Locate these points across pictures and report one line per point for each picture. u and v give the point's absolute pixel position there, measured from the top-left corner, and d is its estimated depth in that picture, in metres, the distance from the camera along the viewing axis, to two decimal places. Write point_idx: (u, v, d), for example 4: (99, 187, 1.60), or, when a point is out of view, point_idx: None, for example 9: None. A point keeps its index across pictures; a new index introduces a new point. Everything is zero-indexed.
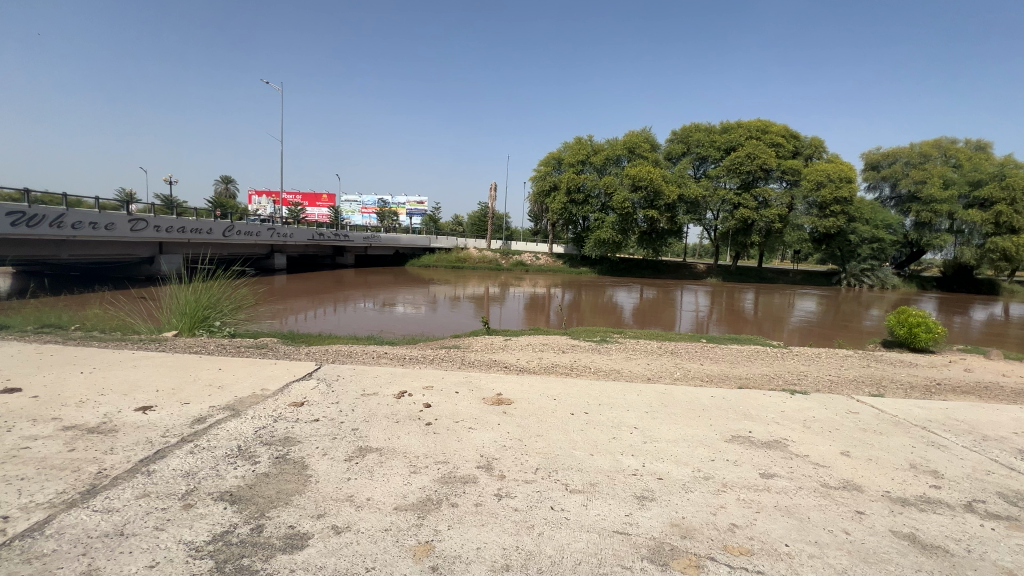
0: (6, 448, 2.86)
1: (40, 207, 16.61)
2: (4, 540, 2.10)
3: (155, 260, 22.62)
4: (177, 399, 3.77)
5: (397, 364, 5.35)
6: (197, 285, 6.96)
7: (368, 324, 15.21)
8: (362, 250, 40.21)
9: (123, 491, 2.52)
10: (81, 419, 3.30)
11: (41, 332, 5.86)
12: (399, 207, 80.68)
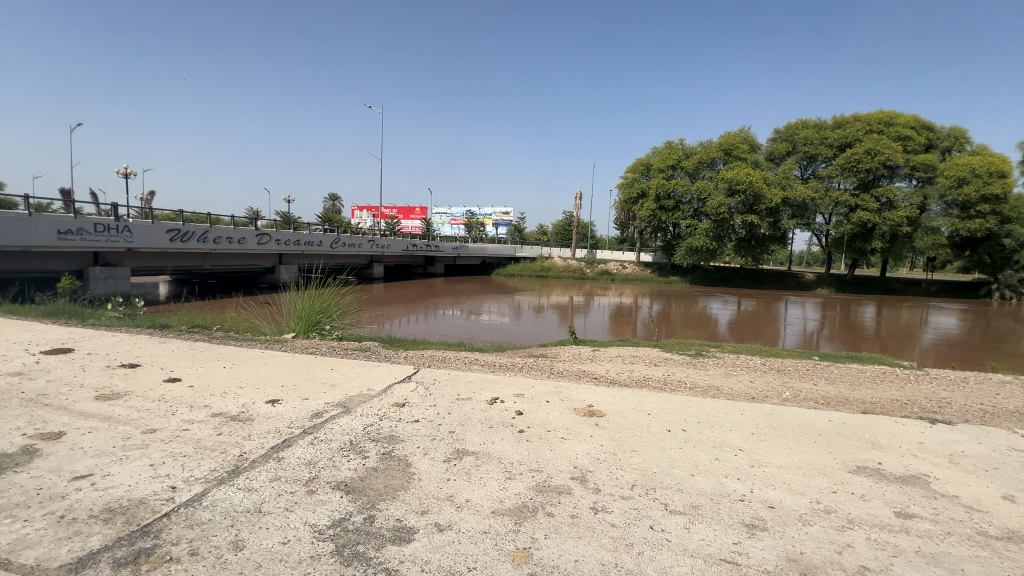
0: (172, 429, 3.39)
1: (191, 225, 19.57)
2: (175, 505, 2.49)
3: (275, 269, 25.55)
4: (298, 394, 4.21)
5: (488, 371, 5.50)
6: (311, 292, 7.73)
7: (456, 331, 15.83)
8: (452, 260, 42.09)
9: (258, 473, 2.86)
10: (226, 408, 3.81)
11: (192, 331, 6.88)
12: (486, 218, 83.33)
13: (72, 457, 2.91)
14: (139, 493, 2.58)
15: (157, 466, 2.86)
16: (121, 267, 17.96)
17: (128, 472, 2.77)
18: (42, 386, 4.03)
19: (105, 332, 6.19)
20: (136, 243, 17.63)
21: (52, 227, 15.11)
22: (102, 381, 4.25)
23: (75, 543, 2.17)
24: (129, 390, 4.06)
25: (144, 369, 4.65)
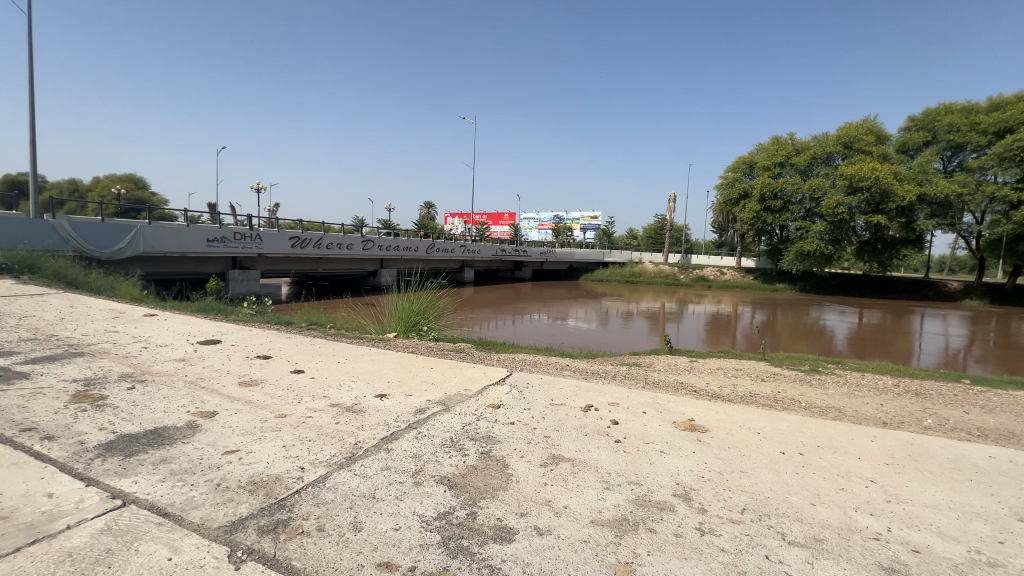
0: (299, 415, 3.80)
1: (308, 233, 21.84)
2: (304, 484, 2.79)
3: (377, 273, 27.62)
4: (403, 390, 4.50)
5: (581, 377, 5.44)
6: (411, 295, 8.23)
7: (544, 335, 15.90)
8: (539, 265, 42.45)
9: (371, 462, 3.10)
10: (342, 399, 4.19)
11: (310, 328, 7.65)
12: (574, 223, 82.87)
13: (223, 433, 3.39)
14: (275, 470, 2.93)
15: (288, 447, 3.22)
16: (253, 270, 20.56)
17: (266, 450, 3.16)
18: (199, 371, 4.74)
19: (244, 327, 7.12)
20: (265, 249, 20.09)
21: (203, 236, 17.75)
22: (243, 369, 4.89)
23: (228, 508, 2.52)
24: (264, 379, 4.63)
25: (275, 360, 5.28)
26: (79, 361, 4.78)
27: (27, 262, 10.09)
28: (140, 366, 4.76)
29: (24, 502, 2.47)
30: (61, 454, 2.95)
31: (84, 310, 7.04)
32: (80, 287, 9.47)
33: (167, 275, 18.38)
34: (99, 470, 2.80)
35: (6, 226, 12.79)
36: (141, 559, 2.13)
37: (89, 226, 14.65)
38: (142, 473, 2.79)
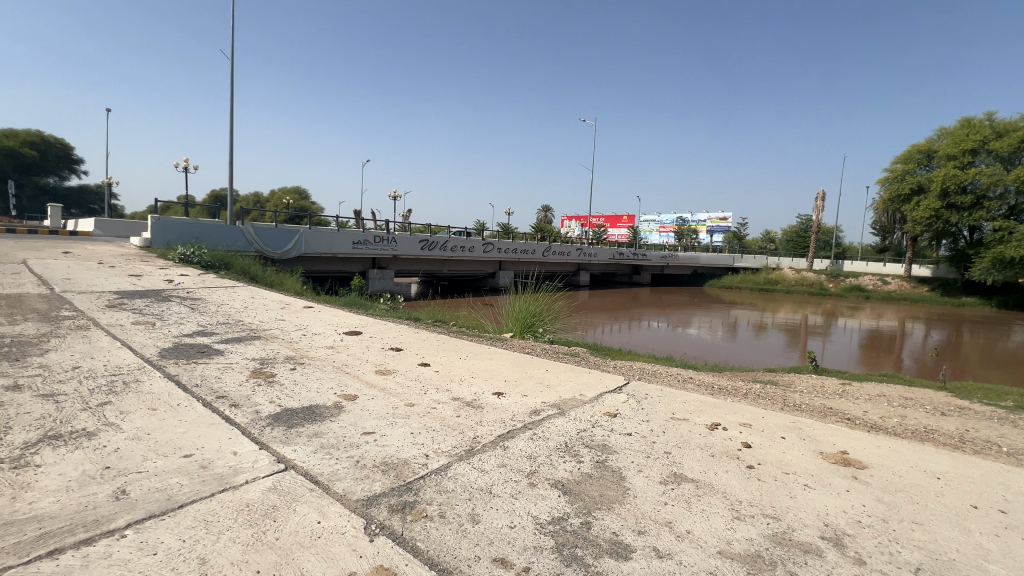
0: (424, 405, 4.09)
1: (435, 236, 23.59)
2: (428, 471, 2.98)
3: (496, 275, 28.78)
4: (519, 390, 4.60)
5: (706, 392, 5.03)
6: (527, 296, 8.39)
7: (662, 344, 15.08)
8: (659, 269, 40.47)
9: (489, 457, 3.21)
10: (462, 394, 4.42)
11: (435, 324, 8.21)
12: (699, 225, 77.45)
13: (362, 415, 3.79)
14: (403, 454, 3.18)
15: (415, 434, 3.48)
16: (388, 269, 22.81)
17: (396, 435, 3.46)
18: (344, 358, 5.37)
19: (380, 320, 7.91)
20: (399, 250, 22.14)
21: (350, 238, 20.18)
22: (379, 359, 5.43)
23: (365, 484, 2.80)
24: (396, 369, 5.08)
25: (405, 353, 5.77)
26: (256, 343, 5.74)
27: (223, 260, 12.42)
28: (300, 351, 5.55)
29: (216, 456, 3.02)
30: (242, 419, 3.56)
31: (262, 301, 8.44)
32: (259, 282, 11.40)
33: (321, 273, 21.24)
34: (269, 436, 3.32)
35: (211, 231, 15.93)
36: (297, 517, 2.46)
37: (267, 231, 17.55)
38: (300, 443, 3.24)
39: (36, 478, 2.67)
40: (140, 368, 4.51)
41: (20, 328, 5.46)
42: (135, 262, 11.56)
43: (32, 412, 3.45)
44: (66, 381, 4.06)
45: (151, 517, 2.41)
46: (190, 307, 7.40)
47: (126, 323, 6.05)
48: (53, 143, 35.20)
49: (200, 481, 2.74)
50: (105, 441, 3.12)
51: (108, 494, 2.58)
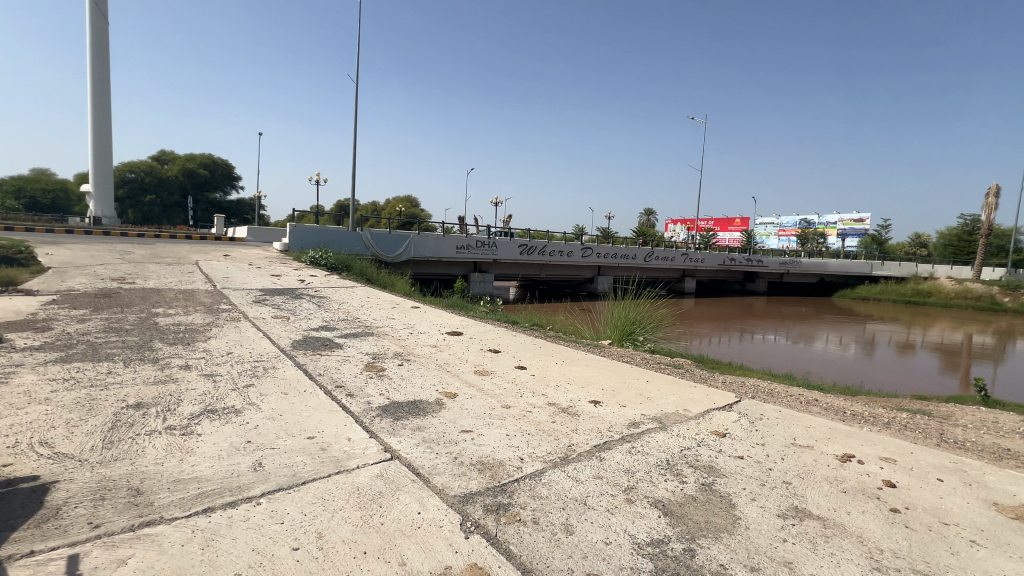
0: (520, 408, 4.11)
1: (535, 241, 23.94)
2: (523, 475, 2.99)
3: (594, 280, 28.34)
4: (617, 400, 4.42)
5: (835, 417, 4.40)
6: (627, 302, 8.10)
7: (780, 359, 13.61)
8: (778, 277, 36.76)
9: (584, 467, 3.12)
10: (557, 400, 4.37)
11: (532, 328, 8.28)
12: (827, 227, 68.97)
13: (460, 414, 3.92)
14: (499, 455, 3.22)
15: (511, 437, 3.51)
16: (489, 273, 23.60)
17: (493, 436, 3.52)
18: (445, 357, 5.63)
19: (480, 322, 8.18)
20: (499, 255, 22.83)
21: (454, 243, 21.25)
22: (478, 359, 5.60)
23: (461, 481, 2.88)
24: (493, 370, 5.19)
25: (503, 355, 5.88)
26: (370, 339, 6.26)
27: (345, 263, 13.79)
28: (407, 348, 5.93)
29: (334, 440, 3.33)
30: (356, 408, 3.89)
31: (375, 300, 9.21)
32: (374, 283, 12.48)
33: (428, 275, 22.63)
34: (378, 426, 3.58)
35: (337, 237, 17.83)
36: (400, 506, 2.60)
37: (382, 236, 19.17)
38: (404, 436, 3.44)
39: (198, 444, 3.17)
40: (277, 356, 5.16)
41: (190, 318, 6.57)
42: (276, 263, 13.33)
43: (196, 389, 4.10)
44: (221, 364, 4.78)
45: (279, 490, 2.71)
46: (316, 304, 8.32)
47: (267, 317, 6.97)
48: (221, 164, 42.03)
49: (320, 462, 3.03)
50: (247, 418, 3.60)
51: (248, 465, 2.96)
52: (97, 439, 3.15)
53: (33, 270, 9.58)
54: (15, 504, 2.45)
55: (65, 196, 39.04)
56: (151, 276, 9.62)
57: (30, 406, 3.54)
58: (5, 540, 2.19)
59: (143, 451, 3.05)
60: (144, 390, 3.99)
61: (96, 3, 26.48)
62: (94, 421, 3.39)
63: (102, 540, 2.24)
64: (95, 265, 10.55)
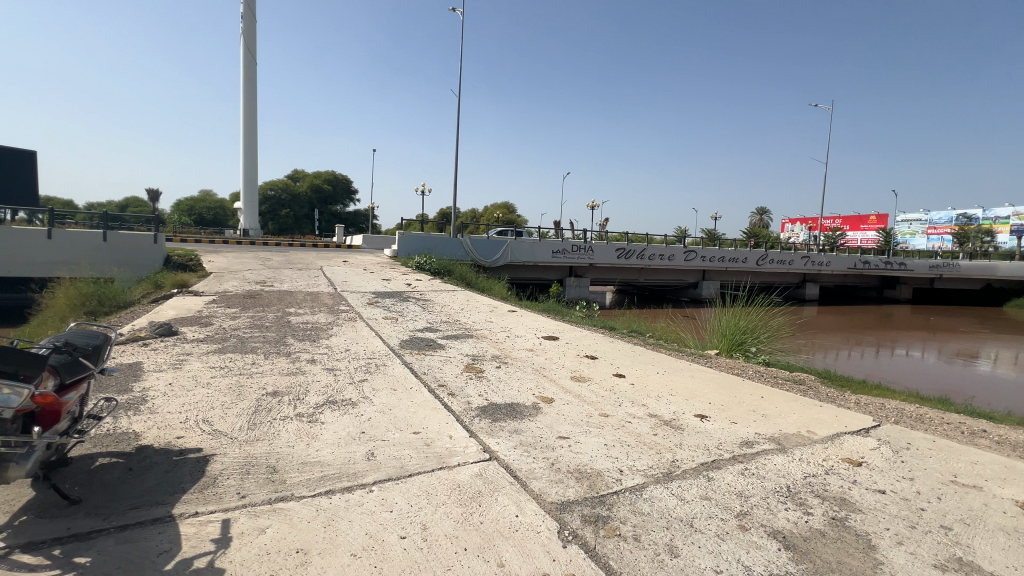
0: (619, 418, 3.97)
1: (633, 245, 23.21)
2: (623, 487, 2.87)
3: (698, 285, 26.67)
4: (726, 416, 4.08)
5: (1013, 454, 3.61)
6: (736, 310, 7.47)
7: (930, 380, 11.61)
8: (926, 283, 31.49)
9: (690, 486, 2.92)
10: (659, 411, 4.15)
11: (631, 335, 7.98)
12: (995, 223, 57.57)
13: (557, 419, 3.89)
14: (597, 465, 3.13)
15: (609, 447, 3.40)
16: (585, 278, 23.33)
17: (590, 444, 3.44)
18: (541, 361, 5.65)
19: (576, 328, 8.10)
20: (596, 259, 22.49)
21: (550, 248, 21.37)
22: (574, 365, 5.54)
23: (559, 488, 2.85)
24: (591, 377, 5.08)
25: (600, 361, 5.74)
26: (469, 341, 6.51)
27: (447, 268, 14.53)
28: (504, 351, 6.06)
29: (437, 436, 3.50)
30: (457, 407, 4.05)
31: (475, 303, 9.57)
32: (473, 287, 12.99)
33: (524, 280, 22.98)
34: (478, 426, 3.69)
35: (440, 243, 18.91)
36: (498, 507, 2.65)
37: (481, 242, 19.91)
38: (502, 437, 3.50)
39: (321, 431, 3.53)
40: (387, 354, 5.59)
41: (316, 317, 7.38)
42: (387, 269, 14.48)
43: (319, 381, 4.58)
44: (341, 359, 5.29)
45: (389, 480, 2.90)
46: (421, 306, 8.88)
47: (379, 318, 7.59)
48: (342, 180, 46.77)
49: (424, 456, 3.20)
50: (361, 410, 3.93)
51: (362, 454, 3.22)
52: (244, 420, 3.65)
53: (199, 274, 11.47)
54: (185, 470, 2.93)
55: (223, 212, 46.22)
56: (285, 280, 10.99)
57: (195, 389, 4.21)
58: (178, 500, 2.63)
59: (278, 433, 3.47)
60: (280, 380, 4.55)
61: (248, 48, 31.04)
62: (241, 404, 3.94)
63: (248, 508, 2.59)
64: (245, 270, 12.31)
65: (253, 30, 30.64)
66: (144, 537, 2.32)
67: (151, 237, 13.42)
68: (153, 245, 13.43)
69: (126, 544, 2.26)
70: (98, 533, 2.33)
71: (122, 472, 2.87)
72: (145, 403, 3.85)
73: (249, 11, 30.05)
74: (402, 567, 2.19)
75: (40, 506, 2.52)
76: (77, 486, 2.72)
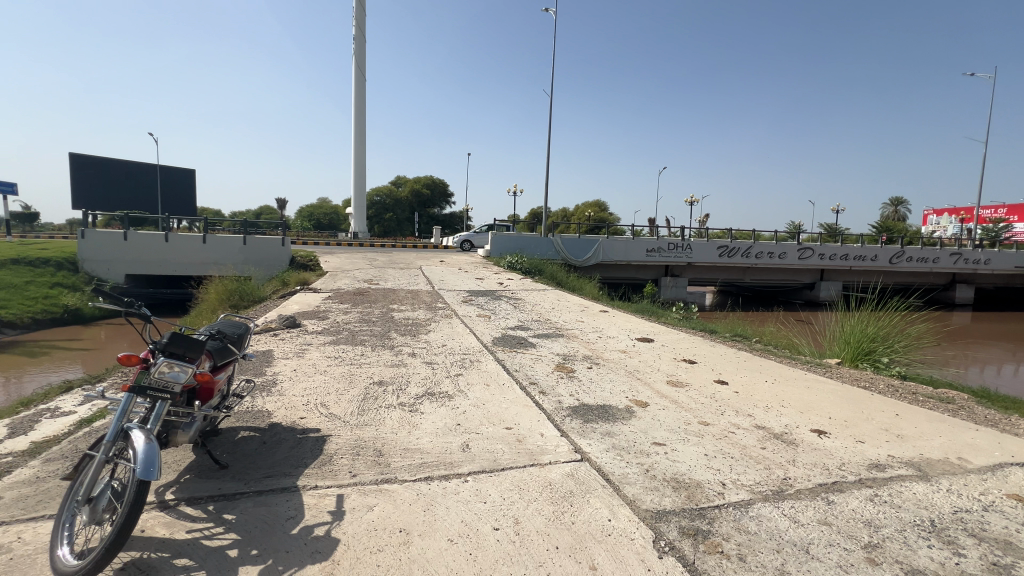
0: (721, 427, 3.72)
1: (737, 242, 21.53)
2: (726, 502, 2.68)
3: (815, 286, 24.01)
4: (851, 433, 3.62)
5: None
6: (863, 314, 6.58)
7: None
8: None
9: (806, 508, 2.64)
10: (768, 423, 3.81)
11: (734, 339, 7.40)
12: None
13: (653, 425, 3.74)
14: (697, 476, 2.96)
15: (710, 457, 3.20)
16: (682, 277, 22.15)
17: (689, 453, 3.26)
18: (635, 364, 5.46)
19: (672, 330, 7.71)
20: (694, 258, 21.24)
21: (644, 246, 20.60)
22: (671, 369, 5.28)
23: (654, 496, 2.74)
24: (689, 382, 4.81)
25: (699, 366, 5.41)
26: (560, 340, 6.51)
27: (538, 267, 14.65)
28: (596, 351, 5.97)
29: (529, 433, 3.55)
30: (549, 405, 4.07)
31: (565, 303, 9.54)
32: (564, 286, 12.96)
33: (616, 280, 22.40)
34: (569, 426, 3.68)
35: (531, 243, 19.14)
36: (590, 509, 2.61)
37: (572, 241, 19.79)
38: (594, 439, 3.45)
39: (421, 421, 3.76)
40: (480, 350, 5.79)
41: (416, 314, 7.87)
42: (480, 268, 14.98)
43: (419, 373, 4.88)
44: (438, 354, 5.59)
45: (483, 471, 3.01)
46: (513, 305, 9.06)
47: (473, 315, 7.89)
48: (439, 184, 49.23)
49: (516, 452, 3.26)
50: (457, 403, 4.11)
51: (458, 445, 3.37)
52: (356, 406, 4.01)
53: (318, 273, 12.81)
54: (307, 447, 3.30)
55: (336, 217, 51.13)
56: (389, 278, 11.87)
57: (315, 375, 4.71)
58: (302, 473, 2.96)
59: (383, 420, 3.76)
60: (385, 371, 4.93)
61: (359, 67, 33.93)
62: (353, 392, 4.33)
63: (358, 486, 2.84)
64: (355, 270, 13.50)
65: (363, 51, 33.46)
66: (275, 502, 2.66)
67: (279, 240, 15.19)
68: (280, 247, 15.18)
69: (261, 507, 2.60)
70: (240, 495, 2.72)
71: (259, 444, 3.31)
72: (275, 385, 4.40)
73: (359, 34, 32.84)
74: (495, 557, 2.25)
75: (198, 467, 3.00)
76: (225, 453, 3.19)
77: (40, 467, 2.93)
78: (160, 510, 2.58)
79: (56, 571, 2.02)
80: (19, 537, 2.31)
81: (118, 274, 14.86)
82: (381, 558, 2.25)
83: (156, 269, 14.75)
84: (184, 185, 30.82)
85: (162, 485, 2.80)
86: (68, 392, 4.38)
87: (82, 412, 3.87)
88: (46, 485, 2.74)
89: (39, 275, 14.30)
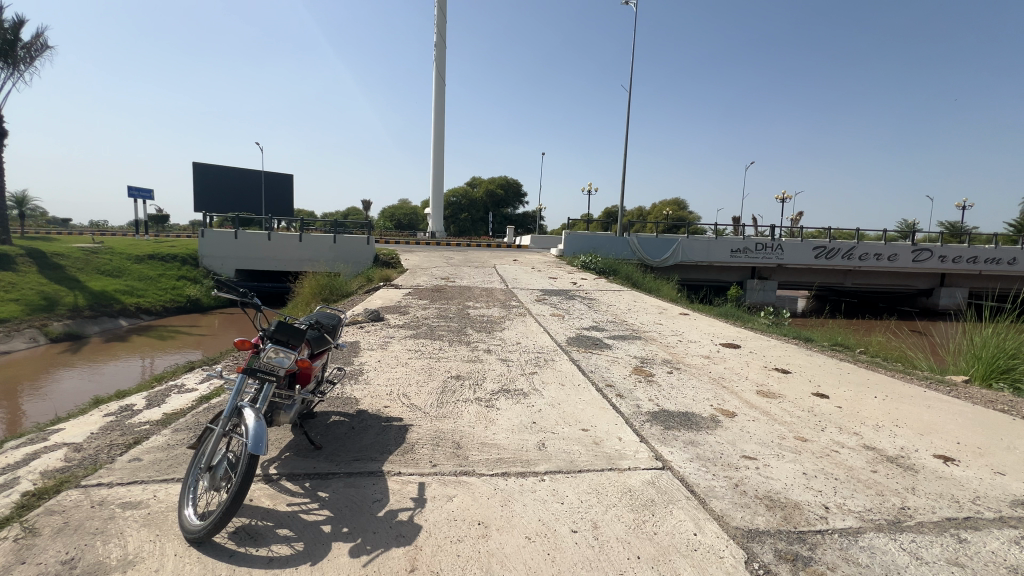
0: (822, 444, 3.38)
1: (837, 242, 19.53)
2: (830, 527, 2.43)
3: (934, 292, 21.33)
4: (986, 463, 3.13)
5: None
6: (999, 328, 5.66)
7: None
8: None
9: (931, 544, 2.32)
10: (880, 444, 3.39)
11: (834, 349, 6.72)
12: None
13: (741, 436, 3.48)
14: (793, 496, 2.71)
15: (810, 477, 2.91)
16: (770, 281, 20.59)
17: (784, 470, 2.99)
18: (721, 371, 5.13)
19: (761, 336, 7.15)
20: (785, 259, 19.58)
21: (728, 247, 19.29)
22: (761, 378, 4.89)
23: (745, 513, 2.55)
24: (783, 393, 4.43)
25: (794, 376, 4.97)
26: (637, 342, 6.30)
27: (613, 267, 14.28)
28: (676, 356, 5.70)
29: (606, 436, 3.46)
30: (626, 410, 3.94)
31: (643, 305, 9.20)
32: (640, 287, 12.55)
33: (696, 282, 21.26)
34: (648, 431, 3.54)
35: (606, 243, 18.77)
36: (674, 521, 2.48)
37: (649, 240, 19.10)
38: (676, 447, 3.29)
39: (497, 417, 3.81)
40: (553, 349, 5.78)
41: (491, 312, 7.98)
42: (553, 267, 14.95)
43: (494, 370, 4.96)
44: (514, 352, 5.64)
45: (560, 472, 2.98)
46: (587, 304, 8.92)
47: (546, 314, 7.87)
48: (512, 183, 49.65)
49: (593, 455, 3.19)
50: (532, 401, 4.12)
51: (533, 443, 3.36)
52: (435, 398, 4.16)
53: (399, 270, 13.49)
54: (390, 435, 3.47)
55: (416, 217, 53.60)
56: (464, 276, 12.22)
57: (397, 368, 4.94)
58: (386, 459, 3.11)
59: (460, 413, 3.86)
60: (462, 367, 5.05)
61: (439, 73, 35.09)
62: (431, 384, 4.49)
63: (438, 476, 2.92)
64: (433, 267, 14.03)
65: (443, 56, 34.58)
66: (363, 484, 2.82)
67: (364, 239, 16.14)
68: (365, 246, 16.10)
69: (350, 488, 2.78)
70: (333, 475, 2.91)
71: (348, 429, 3.53)
72: (362, 374, 4.69)
73: (440, 40, 33.94)
74: (575, 560, 2.22)
75: (296, 446, 3.26)
76: (319, 435, 3.44)
77: (171, 435, 3.34)
78: (267, 482, 2.84)
79: (185, 528, 2.28)
80: (154, 495, 2.66)
81: (229, 269, 16.65)
82: (461, 548, 2.30)
83: (258, 265, 16.32)
84: (283, 187, 33.71)
85: (267, 460, 3.08)
86: (193, 372, 5.00)
87: (202, 390, 4.38)
88: (175, 452, 3.12)
89: (168, 269, 16.42)
